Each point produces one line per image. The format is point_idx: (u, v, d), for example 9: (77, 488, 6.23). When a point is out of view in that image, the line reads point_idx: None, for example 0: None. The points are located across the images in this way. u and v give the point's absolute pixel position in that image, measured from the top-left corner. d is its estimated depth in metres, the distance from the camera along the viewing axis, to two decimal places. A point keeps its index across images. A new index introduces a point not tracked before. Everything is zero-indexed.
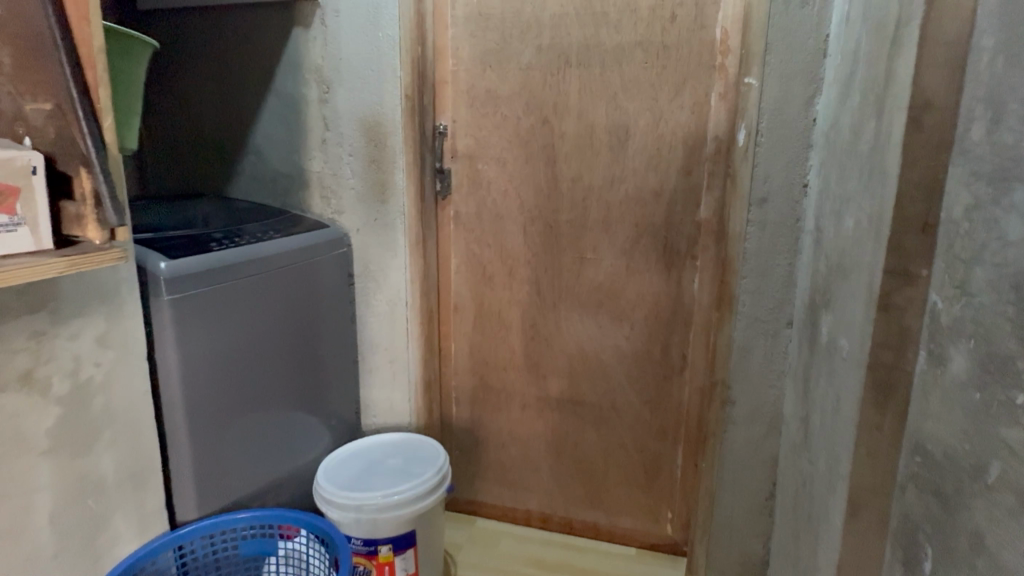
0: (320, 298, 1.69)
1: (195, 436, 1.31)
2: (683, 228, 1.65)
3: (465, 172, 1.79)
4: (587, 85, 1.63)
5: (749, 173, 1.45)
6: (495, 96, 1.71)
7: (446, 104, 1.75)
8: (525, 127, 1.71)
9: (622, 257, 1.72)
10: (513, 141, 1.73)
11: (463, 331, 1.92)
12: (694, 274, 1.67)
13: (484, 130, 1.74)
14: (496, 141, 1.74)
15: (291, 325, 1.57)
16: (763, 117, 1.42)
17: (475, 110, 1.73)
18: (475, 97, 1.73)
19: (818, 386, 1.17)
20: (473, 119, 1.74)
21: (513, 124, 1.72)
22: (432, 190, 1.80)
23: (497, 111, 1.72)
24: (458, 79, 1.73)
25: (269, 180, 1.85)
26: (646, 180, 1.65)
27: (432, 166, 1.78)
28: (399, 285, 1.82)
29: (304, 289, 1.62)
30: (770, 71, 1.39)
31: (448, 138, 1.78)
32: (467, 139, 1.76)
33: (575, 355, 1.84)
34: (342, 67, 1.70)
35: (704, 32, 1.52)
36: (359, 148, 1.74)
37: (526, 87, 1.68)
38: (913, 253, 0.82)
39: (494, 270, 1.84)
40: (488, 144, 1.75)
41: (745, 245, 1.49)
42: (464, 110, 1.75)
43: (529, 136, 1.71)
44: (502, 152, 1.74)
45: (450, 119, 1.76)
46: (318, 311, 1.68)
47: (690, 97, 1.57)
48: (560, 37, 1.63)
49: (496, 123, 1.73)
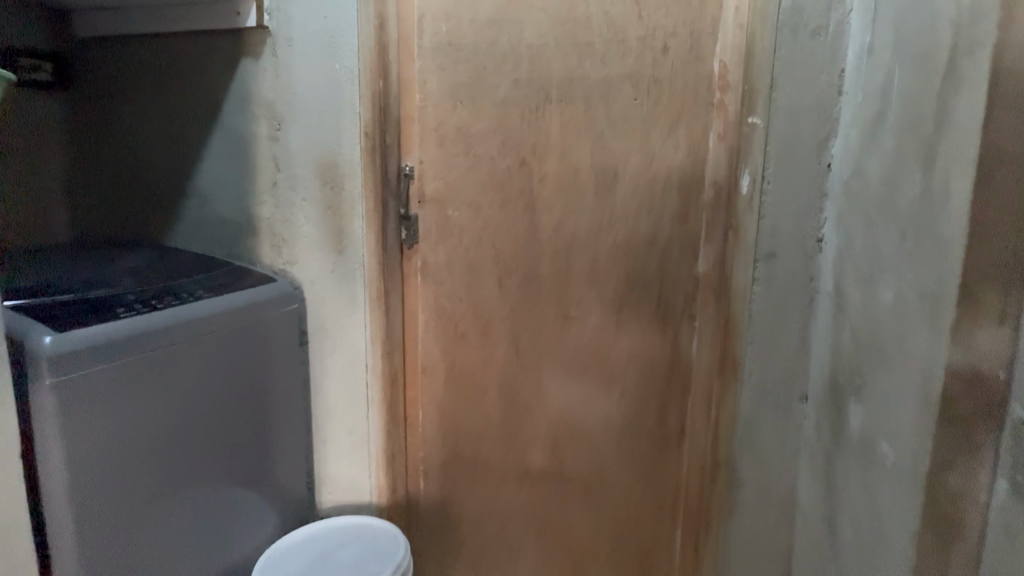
0: (267, 361, 1.47)
1: (85, 541, 1.09)
2: (679, 282, 1.46)
3: (434, 220, 1.57)
4: (571, 123, 1.46)
5: (754, 225, 1.27)
6: (467, 135, 1.52)
7: (412, 141, 1.53)
8: (502, 169, 1.52)
9: (610, 314, 1.52)
10: (490, 184, 1.54)
11: (433, 396, 1.69)
12: (693, 332, 1.47)
13: (454, 172, 1.54)
14: (469, 184, 1.55)
15: (227, 396, 1.35)
16: (770, 161, 1.24)
17: (447, 149, 1.53)
18: (445, 134, 1.53)
19: (846, 487, 0.96)
20: (443, 159, 1.54)
21: (488, 165, 1.53)
22: (394, 239, 1.56)
23: (470, 150, 1.53)
24: (425, 114, 1.52)
25: (213, 225, 1.64)
26: (637, 229, 1.46)
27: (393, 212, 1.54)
28: (358, 343, 1.61)
29: (246, 353, 1.41)
30: (778, 109, 1.22)
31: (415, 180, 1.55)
32: (436, 180, 1.55)
33: (560, 424, 1.62)
34: (294, 102, 1.51)
35: (700, 65, 1.36)
36: (313, 192, 1.55)
37: (503, 124, 1.50)
38: (985, 349, 0.63)
39: (466, 327, 1.63)
40: (459, 187, 1.55)
41: (750, 305, 1.30)
42: (434, 149, 1.53)
43: (506, 178, 1.53)
44: (474, 195, 1.55)
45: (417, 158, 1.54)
46: (262, 377, 1.46)
47: (684, 136, 1.39)
48: (539, 69, 1.45)
49: (471, 163, 1.53)
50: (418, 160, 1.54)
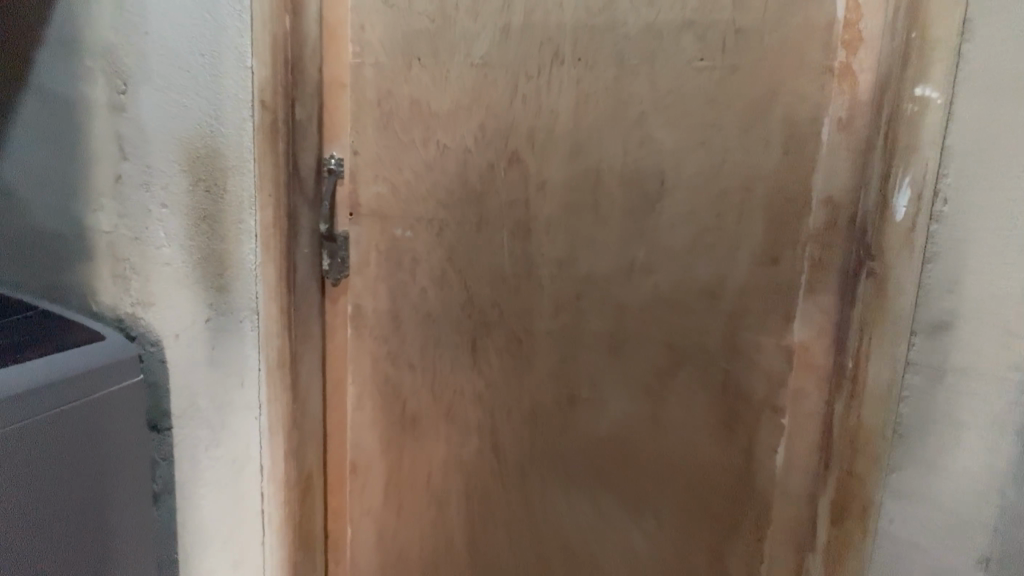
0: (102, 478, 0.84)
1: None
2: (759, 357, 0.90)
3: (373, 243, 1.03)
4: (592, 98, 0.91)
5: (916, 276, 0.74)
6: (425, 115, 0.98)
7: (340, 122, 1.01)
8: (479, 169, 0.97)
9: (644, 401, 0.96)
10: (459, 194, 0.98)
11: (368, 506, 1.14)
12: (780, 437, 0.91)
13: (405, 171, 1.00)
14: (426, 191, 1.00)
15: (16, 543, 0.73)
16: (948, 167, 0.72)
17: (395, 135, 0.99)
18: (390, 112, 0.99)
19: None
20: (390, 151, 1.00)
21: (456, 163, 0.97)
22: (309, 270, 1.01)
23: (428, 139, 0.98)
24: (360, 82, 0.99)
25: (21, 242, 1.02)
26: (697, 272, 0.90)
27: (307, 228, 0.99)
28: (246, 431, 1.02)
29: (75, 464, 0.80)
30: (968, 78, 0.70)
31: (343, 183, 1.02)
32: (376, 182, 1.01)
33: (555, 561, 1.06)
34: (149, 14, 0.88)
35: (812, 6, 0.81)
36: (180, 190, 0.92)
37: (481, 99, 0.95)
38: None
39: (419, 408, 1.07)
40: (412, 195, 1.00)
41: (900, 410, 0.77)
42: (374, 134, 1.00)
43: (484, 184, 0.97)
44: (433, 209, 1.00)
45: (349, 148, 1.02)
46: (94, 503, 0.83)
47: (779, 125, 0.85)
48: (544, 11, 0.91)
49: (429, 158, 0.98)
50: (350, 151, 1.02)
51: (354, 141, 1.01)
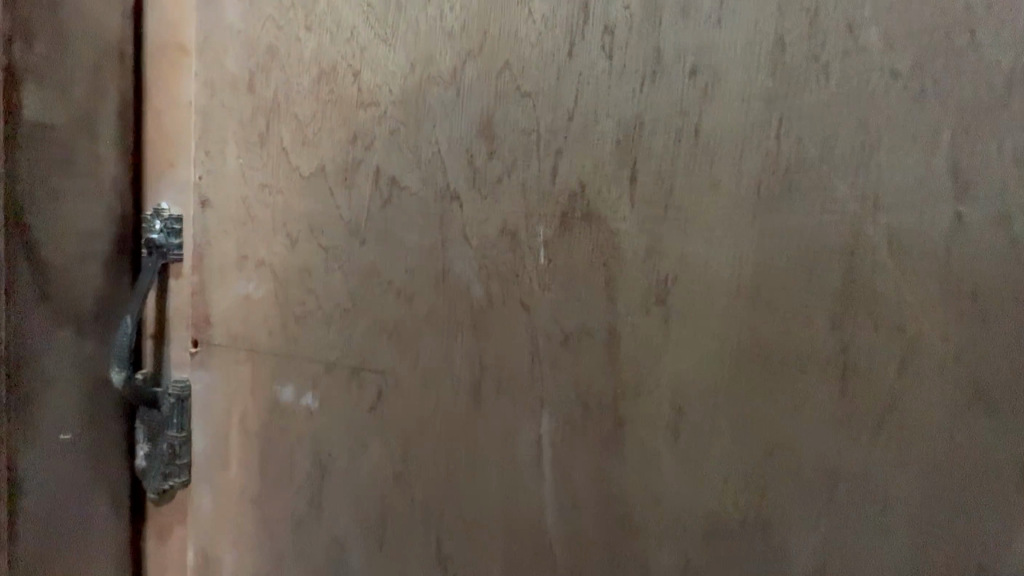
0: None
1: None
2: None
3: (238, 417, 0.43)
4: (842, 12, 0.27)
5: None
6: (349, 102, 0.37)
7: (176, 132, 0.43)
8: (482, 245, 0.34)
9: None
10: (430, 310, 0.36)
11: None
12: None
13: (303, 246, 0.40)
14: (353, 297, 0.38)
15: None
16: None
17: (282, 159, 0.40)
18: (273, 101, 0.40)
19: None
20: (269, 198, 0.40)
21: (426, 224, 0.36)
22: (54, 482, 0.40)
23: (355, 166, 0.38)
24: (214, 35, 0.41)
25: None
26: None
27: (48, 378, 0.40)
28: None
29: None
30: None
31: (179, 272, 0.44)
32: (244, 270, 0.42)
33: None
34: None
35: None
36: None
37: (488, 52, 0.34)
38: None
39: None
40: (319, 305, 0.39)
41: None
42: (240, 157, 0.41)
43: (496, 284, 0.34)
44: (367, 342, 0.38)
45: (196, 190, 0.43)
46: None
47: None
48: None
49: (356, 213, 0.38)
50: (198, 199, 0.43)
51: (201, 177, 0.43)
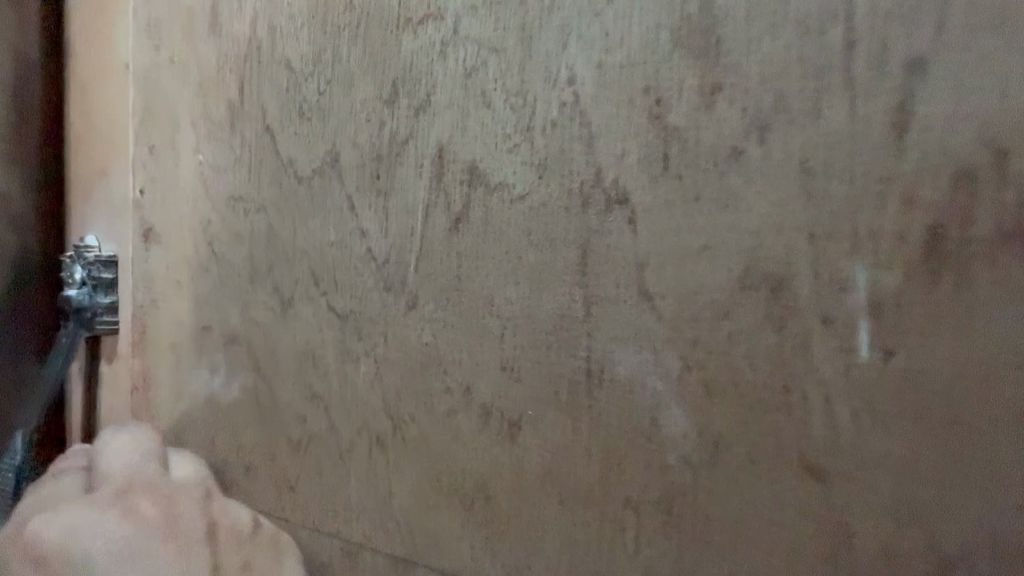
0: None
1: None
2: None
3: None
4: None
5: None
6: (382, 23, 0.19)
7: (106, 118, 0.26)
8: (696, 315, 0.15)
9: None
10: (565, 461, 0.16)
11: None
12: None
13: (299, 313, 0.21)
14: (390, 420, 0.19)
15: None
16: None
17: (266, 147, 0.21)
18: (251, 44, 0.21)
19: None
20: (244, 222, 0.22)
21: (551, 266, 0.16)
22: None
23: (394, 148, 0.18)
24: None
25: None
26: None
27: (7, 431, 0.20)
28: None
29: None
30: None
31: (112, 353, 0.26)
32: (205, 352, 0.23)
33: None
34: None
35: None
36: None
37: None
38: None
39: None
40: (328, 431, 0.20)
41: None
42: (199, 149, 0.23)
43: (734, 416, 0.15)
44: (419, 519, 0.18)
45: (134, 214, 0.25)
46: None
47: None
48: None
49: (395, 244, 0.18)
50: (138, 228, 0.25)
51: (143, 191, 0.25)
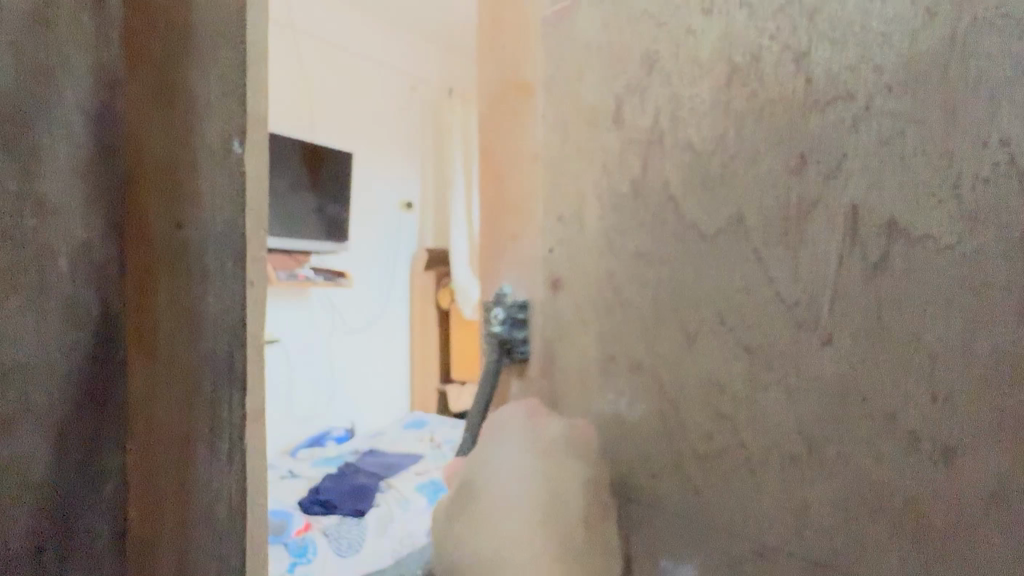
0: None
1: None
2: None
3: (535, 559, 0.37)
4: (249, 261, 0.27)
5: None
6: (789, 116, 0.32)
7: (569, 211, 0.42)
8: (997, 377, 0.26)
9: None
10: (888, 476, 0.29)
11: None
12: None
13: (710, 348, 0.35)
14: (810, 417, 0.32)
15: None
16: None
17: (669, 216, 0.37)
18: (667, 148, 0.37)
19: None
20: (650, 280, 0.38)
21: (902, 351, 0.29)
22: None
23: (796, 220, 0.32)
24: (593, 101, 0.41)
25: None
26: None
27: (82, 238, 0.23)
28: None
29: None
30: None
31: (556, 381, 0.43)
32: (622, 379, 0.40)
33: None
34: None
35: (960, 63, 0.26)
36: None
37: (786, 133, 0.32)
38: None
39: None
40: (736, 430, 0.35)
41: None
42: (621, 236, 0.39)
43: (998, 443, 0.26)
44: (830, 487, 0.31)
45: (594, 273, 0.41)
46: None
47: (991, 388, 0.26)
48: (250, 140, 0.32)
49: (809, 284, 0.31)
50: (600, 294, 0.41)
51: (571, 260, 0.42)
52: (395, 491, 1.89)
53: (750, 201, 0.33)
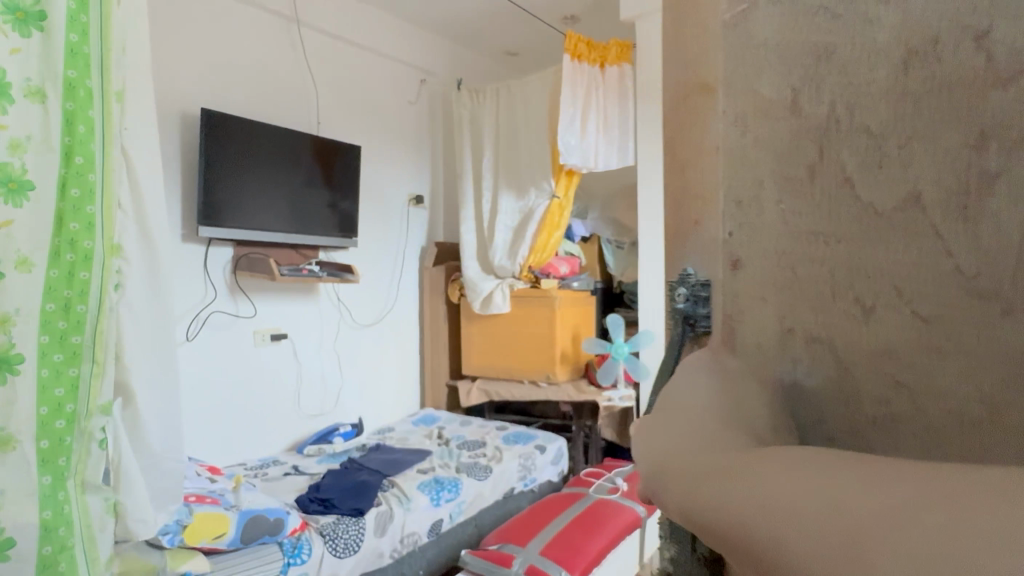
0: None
1: None
2: None
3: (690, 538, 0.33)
4: None
5: None
6: (969, 96, 0.30)
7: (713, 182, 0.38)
8: None
9: None
10: None
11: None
12: None
13: (882, 323, 0.33)
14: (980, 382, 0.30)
15: None
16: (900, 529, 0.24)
17: (840, 192, 0.34)
18: (842, 133, 0.33)
19: None
20: (820, 250, 0.34)
21: None
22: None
23: (978, 190, 0.30)
24: (740, 67, 0.37)
25: None
26: None
27: None
28: None
29: None
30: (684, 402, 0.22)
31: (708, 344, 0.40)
32: (789, 351, 0.35)
33: None
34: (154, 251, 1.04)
35: None
36: None
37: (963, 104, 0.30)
38: None
39: None
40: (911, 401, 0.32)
41: None
42: (783, 204, 0.35)
43: None
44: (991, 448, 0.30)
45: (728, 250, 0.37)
46: None
47: None
48: None
49: (988, 256, 0.30)
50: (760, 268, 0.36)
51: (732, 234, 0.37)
52: (398, 490, 1.87)
53: (920, 172, 0.31)
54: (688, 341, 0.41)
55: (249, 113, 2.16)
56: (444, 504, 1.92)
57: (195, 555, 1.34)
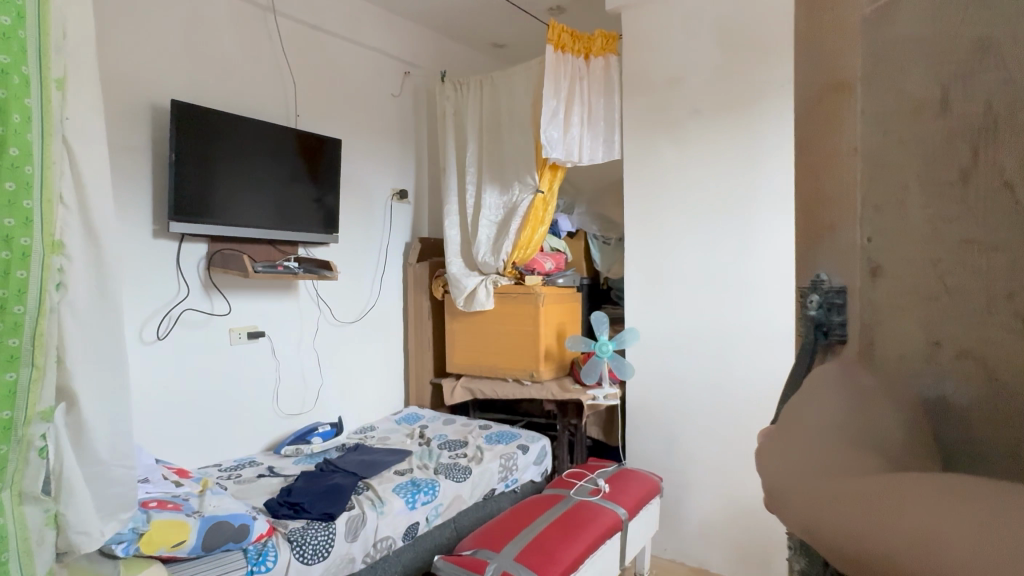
0: None
1: None
2: None
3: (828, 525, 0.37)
4: None
5: None
6: None
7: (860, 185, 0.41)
8: None
9: None
10: None
11: None
12: None
13: None
14: None
15: None
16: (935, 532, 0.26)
17: (999, 188, 0.34)
18: (1001, 135, 0.34)
19: None
20: (980, 257, 0.35)
21: None
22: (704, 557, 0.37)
23: None
24: (892, 55, 0.40)
25: None
26: None
27: None
28: None
29: None
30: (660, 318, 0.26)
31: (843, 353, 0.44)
32: (934, 360, 0.37)
33: None
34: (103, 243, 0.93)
35: None
36: None
37: None
38: None
39: None
40: None
41: None
42: (928, 208, 0.37)
43: None
44: None
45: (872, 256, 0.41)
46: None
47: None
48: None
49: None
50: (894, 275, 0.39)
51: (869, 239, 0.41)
52: (371, 494, 1.81)
53: None
54: (821, 348, 0.46)
55: (225, 105, 2.09)
56: (419, 507, 1.86)
57: (151, 564, 1.29)
